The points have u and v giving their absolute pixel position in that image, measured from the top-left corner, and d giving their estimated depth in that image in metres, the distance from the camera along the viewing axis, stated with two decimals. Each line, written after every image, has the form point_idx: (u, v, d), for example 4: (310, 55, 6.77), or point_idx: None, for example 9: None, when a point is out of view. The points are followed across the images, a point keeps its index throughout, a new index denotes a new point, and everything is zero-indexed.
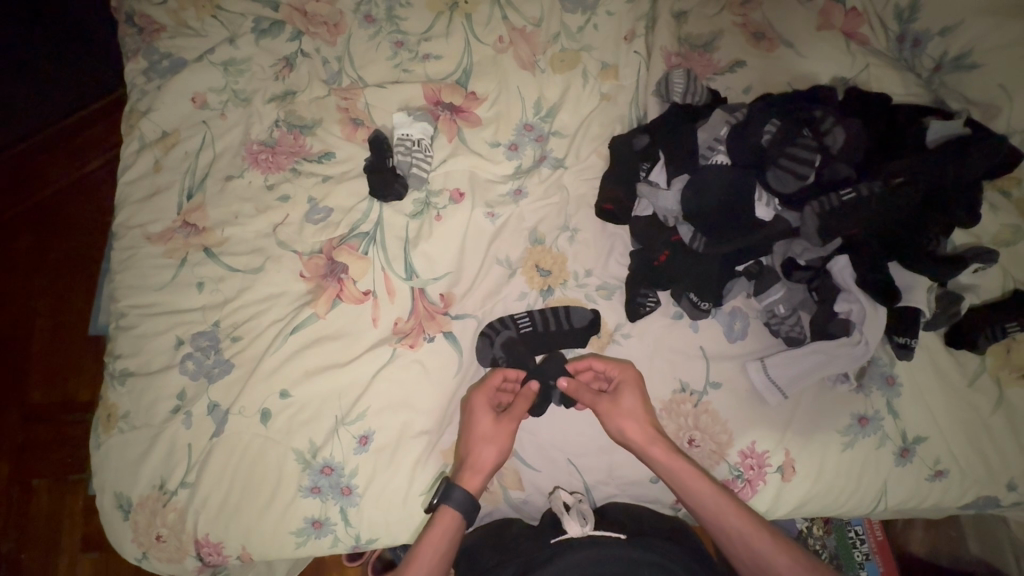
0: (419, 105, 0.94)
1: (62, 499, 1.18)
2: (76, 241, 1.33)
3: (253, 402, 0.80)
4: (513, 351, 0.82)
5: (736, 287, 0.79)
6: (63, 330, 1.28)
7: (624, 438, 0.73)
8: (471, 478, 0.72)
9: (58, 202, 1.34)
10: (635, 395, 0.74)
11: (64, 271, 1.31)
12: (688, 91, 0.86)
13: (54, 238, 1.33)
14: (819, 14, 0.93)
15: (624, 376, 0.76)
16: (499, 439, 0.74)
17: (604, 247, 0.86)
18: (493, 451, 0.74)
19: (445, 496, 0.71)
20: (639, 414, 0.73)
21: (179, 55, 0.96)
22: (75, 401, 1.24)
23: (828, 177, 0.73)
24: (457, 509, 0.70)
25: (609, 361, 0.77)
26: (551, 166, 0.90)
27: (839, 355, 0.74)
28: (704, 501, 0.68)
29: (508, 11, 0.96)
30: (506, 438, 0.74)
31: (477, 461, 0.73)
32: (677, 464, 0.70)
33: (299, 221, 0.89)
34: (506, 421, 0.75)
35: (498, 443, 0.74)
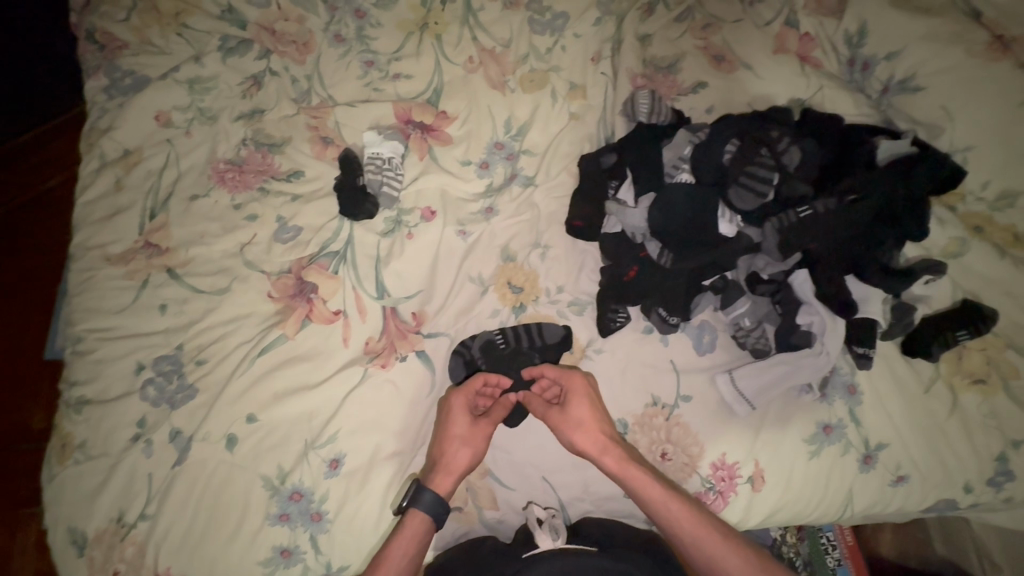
0: (390, 123, 0.94)
1: (11, 536, 1.11)
2: (32, 260, 1.28)
3: (219, 427, 0.77)
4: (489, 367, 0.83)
5: (703, 301, 0.80)
6: (18, 355, 1.22)
7: (576, 447, 0.74)
8: (443, 479, 0.74)
9: (15, 220, 1.30)
10: (583, 404, 0.75)
11: (20, 294, 1.26)
12: (653, 112, 0.89)
13: (9, 258, 1.27)
14: (775, 39, 0.98)
15: (575, 385, 0.76)
16: (476, 442, 0.76)
17: (575, 263, 0.87)
18: (471, 453, 0.75)
19: (414, 500, 0.71)
20: (587, 424, 0.74)
21: (142, 72, 0.94)
22: (29, 430, 1.18)
23: (787, 193, 0.75)
24: (426, 512, 0.71)
25: (564, 371, 0.78)
26: (522, 185, 0.91)
27: (803, 364, 0.77)
28: (654, 508, 0.69)
29: (478, 32, 0.98)
30: (483, 440, 0.76)
31: (451, 463, 0.74)
32: (626, 471, 0.71)
33: (267, 240, 0.87)
34: (487, 425, 0.77)
35: (473, 446, 0.76)
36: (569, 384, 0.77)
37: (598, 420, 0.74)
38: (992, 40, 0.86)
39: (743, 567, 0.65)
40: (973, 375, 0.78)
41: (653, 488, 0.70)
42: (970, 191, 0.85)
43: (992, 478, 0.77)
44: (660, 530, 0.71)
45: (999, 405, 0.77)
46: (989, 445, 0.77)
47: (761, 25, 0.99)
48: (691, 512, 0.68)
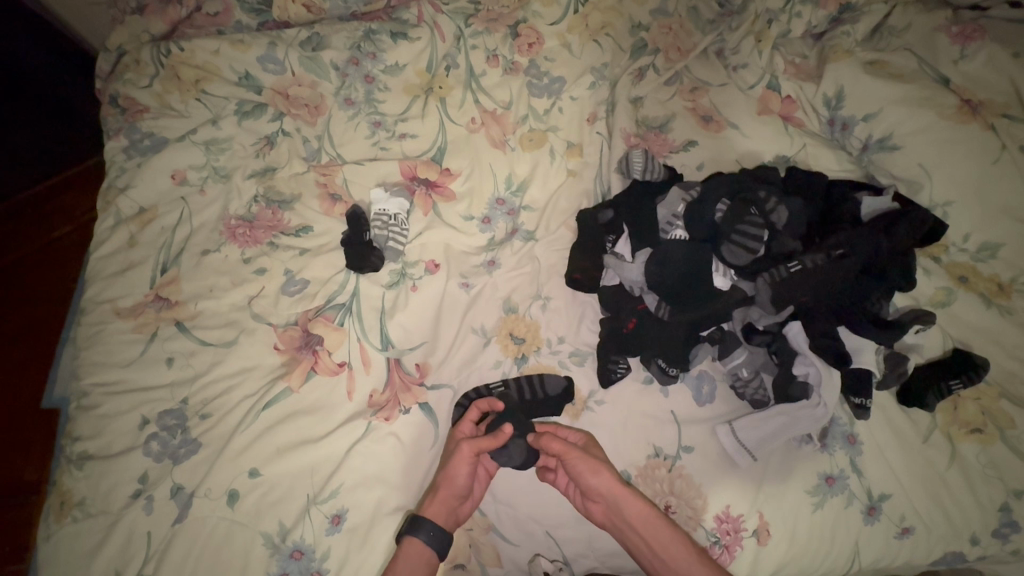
0: (396, 180, 0.99)
1: None
2: (43, 305, 1.39)
3: (221, 482, 0.77)
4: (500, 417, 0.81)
5: (701, 352, 0.82)
6: None
7: (603, 480, 0.71)
8: (435, 506, 0.72)
9: (26, 265, 1.41)
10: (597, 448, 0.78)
11: (27, 340, 1.35)
12: (646, 169, 0.93)
13: (21, 302, 1.38)
14: (759, 101, 1.04)
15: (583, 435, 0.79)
16: (458, 466, 0.73)
17: (576, 313, 0.90)
18: (463, 479, 0.73)
19: (413, 528, 0.69)
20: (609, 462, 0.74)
21: (160, 134, 0.99)
22: None
23: (777, 249, 0.78)
24: (425, 542, 0.68)
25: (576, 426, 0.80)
26: (523, 239, 0.95)
27: (800, 416, 0.77)
28: (679, 567, 0.66)
29: (480, 95, 1.04)
30: (466, 464, 0.73)
31: (441, 486, 0.73)
32: (652, 521, 0.69)
33: (275, 292, 0.90)
34: (468, 449, 0.73)
35: (462, 470, 0.73)
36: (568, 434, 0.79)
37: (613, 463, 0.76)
38: (962, 103, 0.91)
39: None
40: (969, 424, 0.80)
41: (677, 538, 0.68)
42: (952, 242, 0.89)
43: (998, 530, 0.77)
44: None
45: (998, 454, 0.78)
46: (992, 495, 0.77)
47: (745, 88, 1.06)
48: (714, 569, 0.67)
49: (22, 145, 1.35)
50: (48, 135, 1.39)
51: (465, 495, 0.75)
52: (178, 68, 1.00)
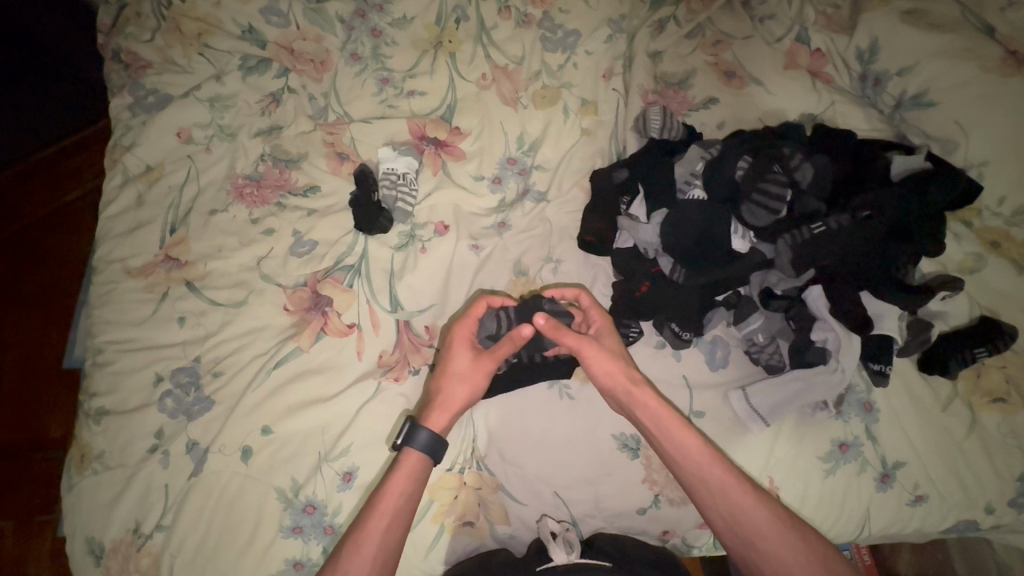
0: (404, 139, 0.96)
1: None
2: (58, 267, 1.41)
3: (235, 438, 0.78)
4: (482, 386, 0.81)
5: (716, 317, 0.78)
6: None
7: (612, 382, 0.74)
8: (444, 416, 0.73)
9: (39, 230, 1.42)
10: (611, 338, 0.76)
11: (45, 304, 1.37)
12: (665, 127, 0.89)
13: (37, 265, 1.40)
14: (786, 54, 0.98)
15: (601, 320, 0.78)
16: (475, 381, 0.74)
17: (587, 277, 0.86)
18: (471, 395, 0.74)
19: (409, 441, 0.70)
20: (618, 357, 0.75)
21: (164, 91, 0.96)
22: None
23: (799, 211, 0.73)
24: (422, 451, 0.70)
25: (592, 302, 0.79)
26: (534, 200, 0.91)
27: (817, 382, 0.74)
28: (691, 463, 0.69)
29: (490, 50, 1.00)
30: (484, 377, 0.75)
31: (449, 402, 0.73)
32: (663, 420, 0.71)
33: (284, 253, 0.90)
34: (489, 361, 0.75)
35: (472, 383, 0.74)
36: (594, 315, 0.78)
37: (621, 359, 0.75)
38: (1006, 55, 0.85)
39: (771, 520, 0.67)
40: (992, 394, 0.77)
41: (689, 436, 0.70)
42: (987, 205, 0.84)
43: (1014, 499, 0.76)
44: (689, 476, 0.70)
45: (1021, 423, 0.76)
46: (1010, 465, 0.76)
47: (772, 41, 1.00)
48: (723, 465, 0.69)
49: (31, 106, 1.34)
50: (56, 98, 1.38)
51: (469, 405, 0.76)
52: (180, 21, 0.96)
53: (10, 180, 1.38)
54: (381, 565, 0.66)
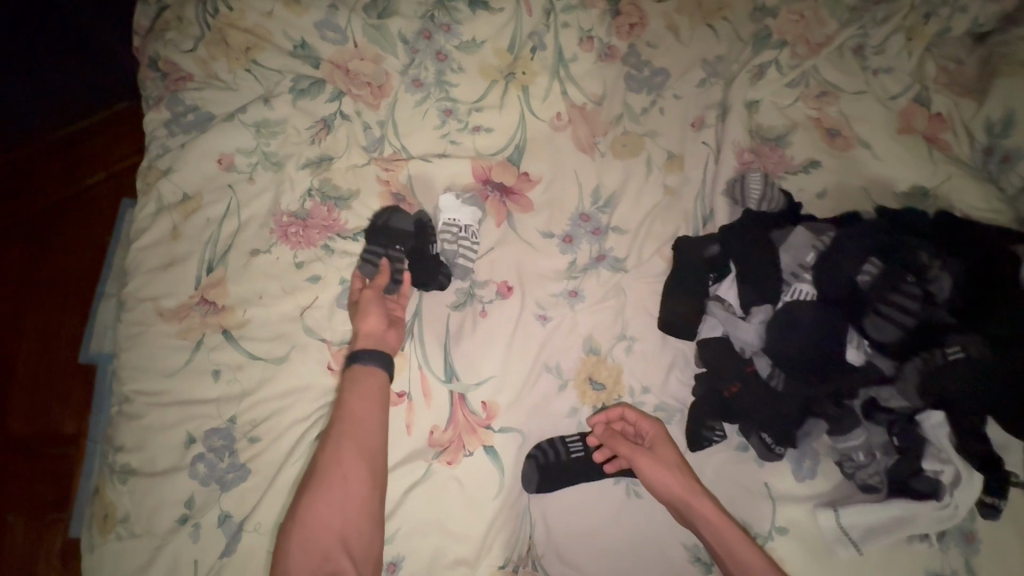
0: (467, 182, 0.87)
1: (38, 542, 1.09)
2: (65, 258, 1.24)
3: (271, 515, 0.72)
4: (543, 478, 0.74)
5: (816, 429, 0.70)
6: (50, 360, 1.18)
7: (668, 493, 0.69)
8: (362, 342, 0.74)
9: (49, 217, 1.25)
10: (665, 446, 0.72)
11: (58, 294, 1.22)
12: (765, 198, 0.79)
13: (48, 255, 1.23)
14: (900, 116, 0.87)
15: (654, 428, 0.73)
16: (367, 308, 0.76)
17: (665, 361, 0.78)
18: (378, 317, 0.76)
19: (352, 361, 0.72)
20: (672, 465, 0.70)
21: (206, 108, 0.87)
22: (60, 433, 1.14)
23: (930, 326, 0.64)
24: (367, 362, 0.72)
25: (640, 414, 0.74)
26: (611, 268, 0.82)
27: (921, 515, 0.66)
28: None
29: (568, 86, 0.89)
30: (370, 303, 0.77)
31: (358, 333, 0.74)
32: (725, 539, 0.65)
33: (329, 304, 0.82)
34: (362, 291, 0.78)
35: (366, 309, 0.76)
36: (649, 424, 0.73)
37: (677, 468, 0.69)
38: None
39: None
40: None
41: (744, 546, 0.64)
42: None
43: None
44: None
45: None
46: None
47: (885, 98, 0.88)
48: None
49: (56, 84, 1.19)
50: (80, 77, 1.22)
51: (387, 326, 0.76)
52: (227, 31, 0.86)
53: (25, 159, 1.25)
54: (366, 431, 0.69)
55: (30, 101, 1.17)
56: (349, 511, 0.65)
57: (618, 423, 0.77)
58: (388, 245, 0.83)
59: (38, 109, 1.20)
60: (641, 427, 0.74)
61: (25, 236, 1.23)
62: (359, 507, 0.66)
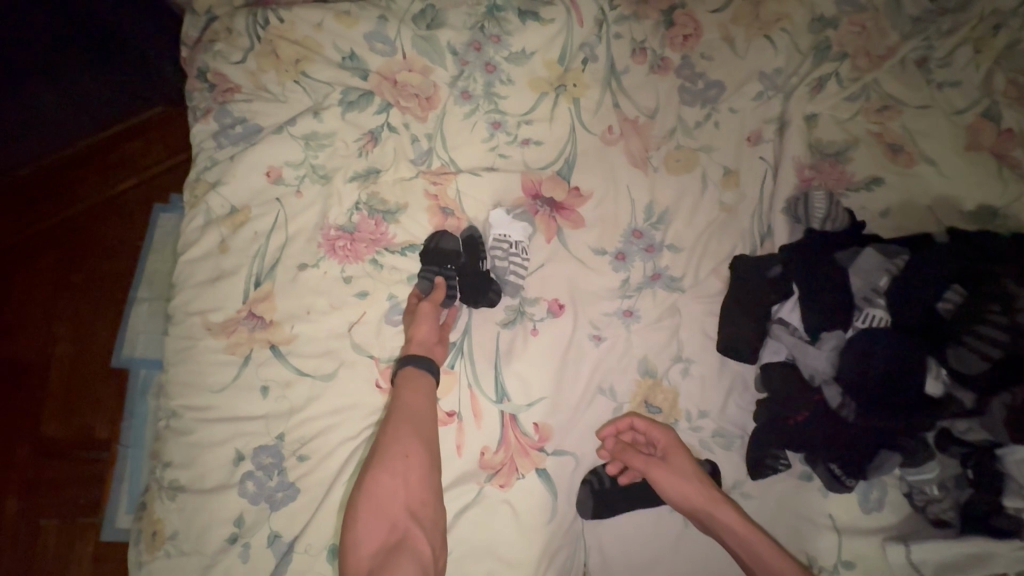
0: (516, 197, 0.85)
1: (70, 546, 1.06)
2: (98, 262, 1.23)
3: (320, 536, 0.71)
4: (599, 505, 0.73)
5: (886, 461, 0.66)
6: (84, 363, 1.17)
7: (687, 504, 0.68)
8: (414, 348, 0.73)
9: (84, 221, 1.25)
10: (680, 455, 0.71)
11: (93, 298, 1.21)
12: (829, 217, 0.76)
13: (82, 260, 1.23)
14: (967, 131, 0.84)
15: (667, 438, 0.72)
16: (423, 320, 0.75)
17: (723, 385, 0.75)
18: (431, 328, 0.75)
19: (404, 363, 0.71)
20: (688, 476, 0.69)
21: (254, 120, 0.86)
22: (92, 438, 1.12)
23: (1019, 358, 0.61)
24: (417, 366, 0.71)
25: (651, 423, 0.72)
26: (666, 287, 0.80)
27: (1000, 554, 0.63)
28: None
29: (620, 99, 0.88)
30: (427, 315, 0.75)
31: (410, 340, 0.73)
32: (753, 549, 0.64)
33: (377, 320, 0.81)
34: (424, 304, 0.76)
35: (425, 320, 0.75)
36: (661, 433, 0.72)
37: (693, 478, 0.69)
38: None
39: None
40: None
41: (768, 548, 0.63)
42: None
43: None
44: None
45: None
46: None
47: (951, 113, 0.85)
48: None
49: (93, 92, 1.17)
50: (121, 88, 1.21)
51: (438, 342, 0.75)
52: (277, 43, 0.86)
53: (60, 166, 1.25)
54: (423, 418, 0.68)
55: (68, 108, 1.16)
56: (410, 485, 0.65)
57: (628, 434, 0.75)
58: (442, 262, 0.81)
59: (78, 115, 1.20)
60: (653, 437, 0.73)
61: (62, 241, 1.24)
62: (419, 482, 0.65)
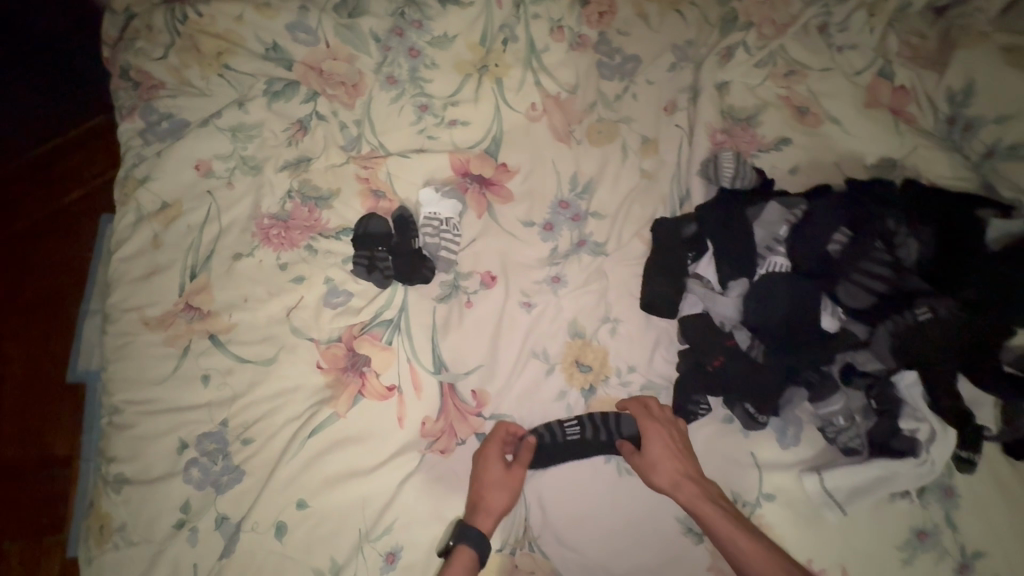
0: (446, 176, 0.88)
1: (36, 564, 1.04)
2: (45, 276, 1.21)
3: (267, 515, 0.72)
4: (543, 460, 0.75)
5: (795, 397, 0.71)
6: (36, 379, 1.15)
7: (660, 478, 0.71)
8: (482, 519, 0.69)
9: (31, 237, 1.23)
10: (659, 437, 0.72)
11: (40, 310, 1.19)
12: (737, 176, 0.81)
13: (28, 275, 1.21)
14: (866, 90, 0.89)
15: (647, 419, 0.73)
16: (510, 488, 0.72)
17: (650, 340, 0.79)
18: (497, 467, 0.73)
19: (461, 537, 0.67)
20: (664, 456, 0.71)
21: (180, 116, 0.87)
22: (52, 457, 1.11)
23: (902, 290, 0.67)
24: (474, 550, 0.67)
25: (637, 405, 0.74)
26: (591, 252, 0.83)
27: (901, 473, 0.68)
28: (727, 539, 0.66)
29: (542, 76, 0.90)
30: (513, 484, 0.72)
31: (483, 509, 0.70)
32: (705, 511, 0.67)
33: (316, 303, 0.82)
34: (518, 470, 0.72)
35: (510, 489, 0.72)
36: (655, 418, 0.73)
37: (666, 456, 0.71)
38: None
39: None
40: None
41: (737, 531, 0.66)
42: None
43: None
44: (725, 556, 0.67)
45: None
46: None
47: (850, 75, 0.90)
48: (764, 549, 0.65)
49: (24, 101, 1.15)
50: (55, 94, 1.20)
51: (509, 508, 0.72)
52: (197, 38, 0.87)
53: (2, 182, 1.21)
54: None
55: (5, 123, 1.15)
56: None
57: None
58: (373, 246, 0.83)
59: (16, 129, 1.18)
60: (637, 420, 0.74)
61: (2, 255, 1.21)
62: None
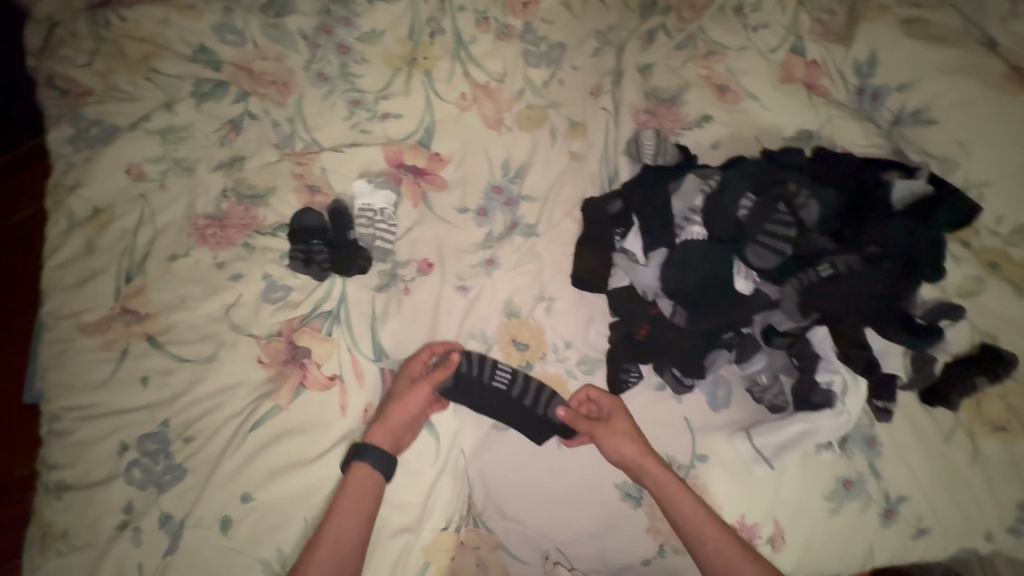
0: (380, 168, 0.89)
1: None
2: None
3: (211, 510, 0.72)
4: (460, 389, 0.78)
5: (720, 359, 0.74)
6: None
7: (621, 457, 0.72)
8: (379, 436, 0.73)
9: None
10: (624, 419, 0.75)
11: None
12: (658, 152, 0.83)
13: None
14: (781, 66, 0.93)
15: (613, 403, 0.76)
16: (411, 398, 0.74)
17: (584, 315, 0.82)
18: (405, 381, 0.76)
19: (358, 454, 0.71)
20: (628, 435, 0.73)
21: (109, 121, 0.87)
22: (10, 479, 1.08)
23: (806, 250, 0.71)
24: (370, 463, 0.70)
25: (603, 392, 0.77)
26: (523, 234, 0.86)
27: (822, 425, 0.72)
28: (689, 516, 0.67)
29: (470, 67, 0.93)
30: (416, 394, 0.75)
31: (382, 423, 0.73)
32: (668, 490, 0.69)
33: (255, 300, 0.83)
34: (422, 383, 0.75)
35: (410, 399, 0.75)
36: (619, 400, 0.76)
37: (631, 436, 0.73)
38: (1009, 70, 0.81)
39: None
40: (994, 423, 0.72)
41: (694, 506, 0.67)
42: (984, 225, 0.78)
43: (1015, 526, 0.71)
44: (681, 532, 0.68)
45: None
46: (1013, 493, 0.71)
47: (766, 53, 0.94)
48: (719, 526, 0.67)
49: None
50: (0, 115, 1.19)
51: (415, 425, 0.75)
52: (123, 43, 0.87)
53: None
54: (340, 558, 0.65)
55: None
56: None
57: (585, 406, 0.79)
58: (309, 238, 0.84)
59: None
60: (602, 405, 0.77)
61: None
62: None
